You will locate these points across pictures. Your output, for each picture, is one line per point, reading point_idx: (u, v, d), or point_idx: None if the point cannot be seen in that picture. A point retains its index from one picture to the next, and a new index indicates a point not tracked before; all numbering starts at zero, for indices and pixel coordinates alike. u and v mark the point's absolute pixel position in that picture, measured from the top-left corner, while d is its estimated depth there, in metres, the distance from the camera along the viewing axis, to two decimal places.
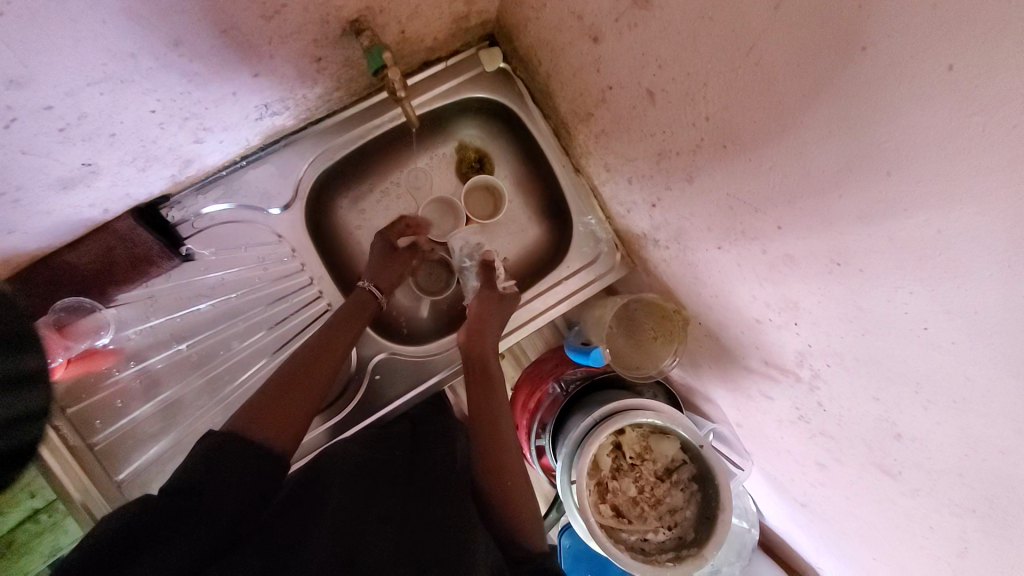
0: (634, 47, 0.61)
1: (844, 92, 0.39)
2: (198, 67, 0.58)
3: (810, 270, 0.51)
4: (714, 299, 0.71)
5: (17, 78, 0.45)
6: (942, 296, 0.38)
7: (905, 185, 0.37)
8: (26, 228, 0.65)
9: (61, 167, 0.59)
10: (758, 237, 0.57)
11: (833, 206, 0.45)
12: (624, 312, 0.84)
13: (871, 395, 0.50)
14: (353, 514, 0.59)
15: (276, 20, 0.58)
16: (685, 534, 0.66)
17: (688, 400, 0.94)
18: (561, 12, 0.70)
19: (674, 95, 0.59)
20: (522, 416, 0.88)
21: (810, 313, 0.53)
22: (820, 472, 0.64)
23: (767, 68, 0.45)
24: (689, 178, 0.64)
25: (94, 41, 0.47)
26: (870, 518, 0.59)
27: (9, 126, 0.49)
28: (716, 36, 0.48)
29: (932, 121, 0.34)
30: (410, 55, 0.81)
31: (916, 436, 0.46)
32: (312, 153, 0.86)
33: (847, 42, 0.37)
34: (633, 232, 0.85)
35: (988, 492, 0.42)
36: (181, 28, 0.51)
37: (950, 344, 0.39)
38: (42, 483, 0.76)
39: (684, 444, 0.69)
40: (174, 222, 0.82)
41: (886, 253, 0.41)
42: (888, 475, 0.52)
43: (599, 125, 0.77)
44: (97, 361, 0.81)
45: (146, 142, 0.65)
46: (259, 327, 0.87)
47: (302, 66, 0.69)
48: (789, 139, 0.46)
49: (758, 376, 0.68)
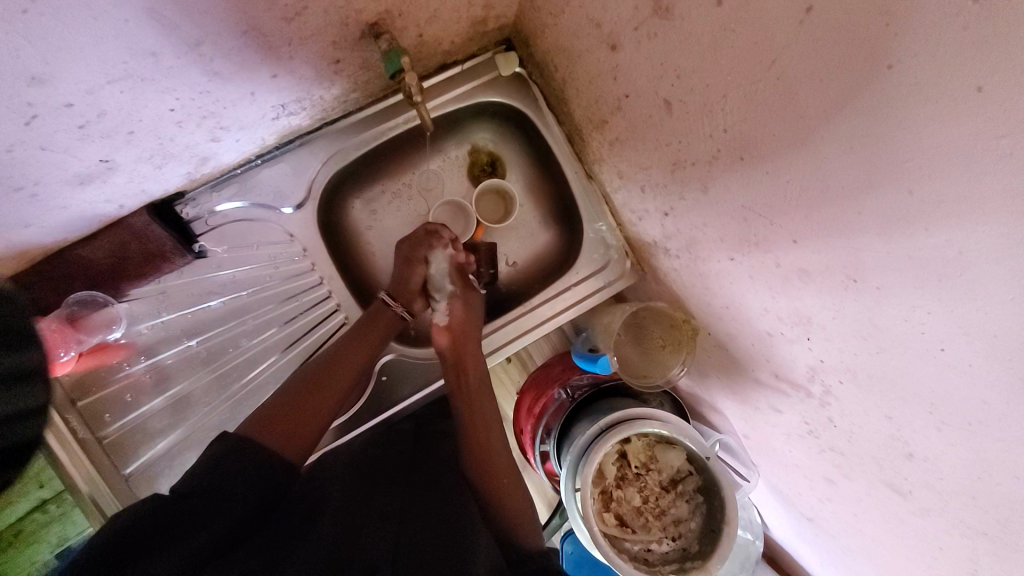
0: (652, 56, 0.60)
1: (868, 111, 0.38)
2: (218, 66, 0.58)
3: (825, 286, 0.50)
4: (725, 310, 0.71)
5: (39, 75, 0.45)
6: (959, 317, 0.38)
7: (927, 205, 0.37)
8: (42, 222, 0.66)
9: (78, 163, 0.60)
10: (772, 250, 0.56)
11: (852, 223, 0.44)
12: (633, 320, 0.84)
13: (883, 413, 0.49)
14: (356, 514, 0.60)
15: (297, 21, 0.59)
16: (689, 545, 0.66)
17: (694, 409, 0.93)
18: (580, 20, 0.70)
19: (691, 106, 0.58)
20: (527, 421, 0.87)
21: (823, 329, 0.53)
22: (828, 488, 0.63)
23: (789, 83, 0.44)
24: (703, 188, 0.64)
25: (115, 40, 0.47)
26: (878, 536, 0.58)
27: (30, 122, 0.50)
28: (737, 48, 0.48)
29: (958, 143, 0.34)
30: (426, 58, 0.81)
31: (928, 456, 0.46)
32: (325, 153, 0.86)
33: (873, 61, 0.36)
34: (644, 240, 0.85)
35: (1001, 516, 0.41)
36: (202, 28, 0.52)
37: (967, 366, 0.39)
38: (52, 473, 0.77)
39: (690, 455, 0.69)
40: (188, 219, 0.83)
41: (905, 273, 0.41)
42: (897, 493, 0.51)
43: (614, 132, 0.77)
44: (107, 355, 0.82)
45: (163, 140, 0.65)
46: (269, 325, 0.88)
47: (320, 67, 0.69)
48: (810, 156, 0.46)
49: (768, 388, 0.67)
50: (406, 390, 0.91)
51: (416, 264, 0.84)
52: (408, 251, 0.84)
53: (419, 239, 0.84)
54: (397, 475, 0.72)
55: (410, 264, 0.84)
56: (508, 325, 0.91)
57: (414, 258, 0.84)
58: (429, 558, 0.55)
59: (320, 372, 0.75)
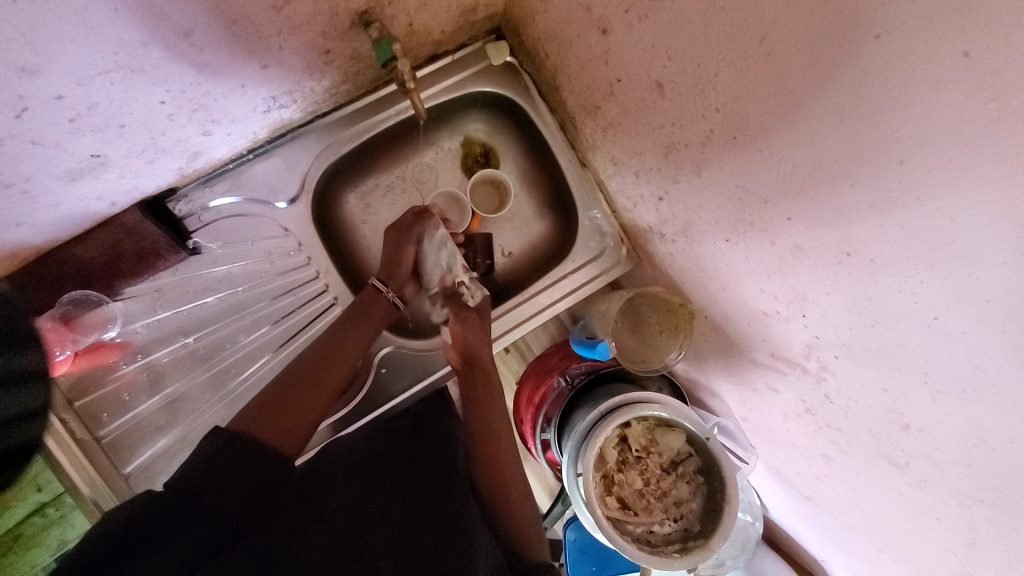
0: (644, 38, 0.61)
1: (856, 82, 0.39)
2: (209, 56, 0.58)
3: (819, 262, 0.51)
4: (721, 292, 0.72)
5: (30, 65, 0.45)
6: (951, 285, 0.39)
7: (920, 172, 0.37)
8: (34, 220, 0.66)
9: (70, 158, 0.59)
10: (767, 229, 0.57)
11: (845, 198, 0.45)
12: (630, 306, 0.85)
13: (879, 385, 0.50)
14: (355, 512, 0.59)
15: (286, 10, 0.58)
16: (691, 526, 0.66)
17: (692, 394, 0.94)
18: (569, 4, 0.70)
19: (683, 86, 0.59)
20: (527, 410, 0.88)
21: (818, 305, 0.54)
22: (826, 465, 0.64)
23: (780, 59, 0.45)
24: (697, 170, 0.64)
25: (105, 29, 0.47)
26: (876, 509, 0.59)
27: (21, 115, 0.49)
28: (727, 26, 0.48)
29: (945, 109, 0.34)
30: (416, 48, 0.81)
31: (925, 427, 0.47)
32: (317, 146, 0.86)
33: (861, 32, 0.37)
34: (639, 226, 0.86)
35: (998, 482, 0.42)
36: (193, 17, 0.52)
37: (959, 333, 0.40)
38: (51, 476, 0.76)
39: (690, 436, 0.69)
40: (181, 215, 0.83)
41: (897, 245, 0.41)
42: (894, 466, 0.52)
43: (606, 118, 0.78)
44: (102, 355, 0.81)
45: (155, 134, 0.65)
46: (266, 321, 0.87)
47: (311, 58, 0.69)
48: (801, 132, 0.46)
49: (765, 369, 0.68)
50: (406, 382, 0.91)
51: (406, 246, 0.83)
52: (397, 234, 0.83)
53: (409, 221, 0.84)
54: (396, 472, 0.70)
55: (400, 247, 0.83)
56: (507, 314, 0.91)
57: (404, 240, 0.83)
58: (432, 555, 0.55)
59: (319, 369, 0.74)
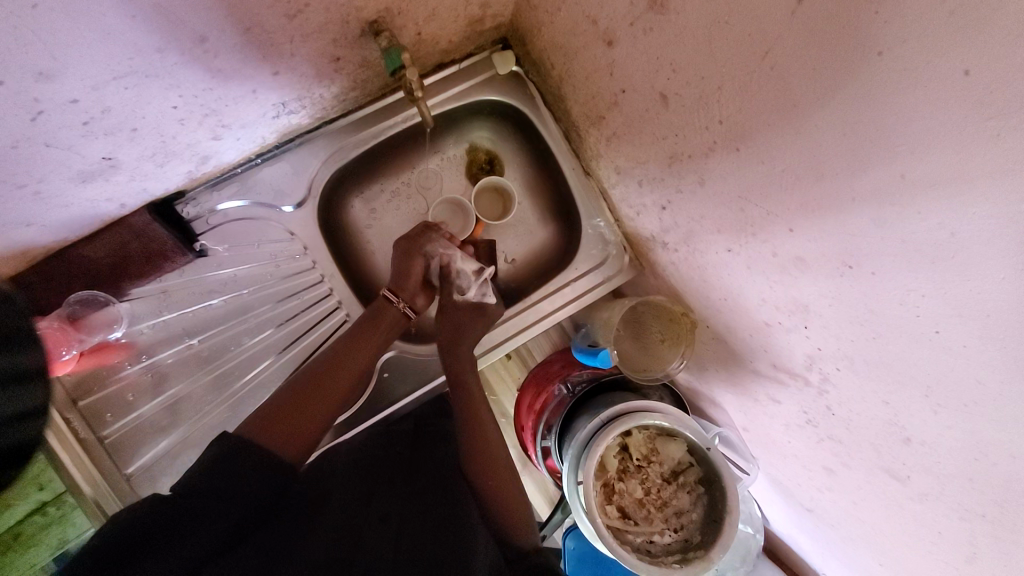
0: (649, 49, 0.61)
1: (858, 98, 0.40)
2: (221, 63, 0.59)
3: (821, 274, 0.51)
4: (723, 302, 0.72)
5: (47, 70, 0.46)
6: (952, 300, 0.39)
7: (920, 188, 0.38)
8: (44, 221, 0.66)
9: (82, 160, 0.60)
10: (769, 240, 0.57)
11: (847, 211, 0.45)
12: (632, 315, 0.85)
13: (880, 398, 0.50)
14: (354, 516, 0.59)
15: (298, 18, 0.59)
16: (691, 536, 0.66)
17: (693, 404, 0.94)
18: (576, 16, 0.71)
19: (687, 98, 0.59)
20: (529, 417, 0.88)
21: (821, 317, 0.54)
22: (827, 477, 0.64)
23: (783, 74, 0.45)
24: (700, 181, 0.65)
25: (121, 36, 0.48)
26: (877, 523, 0.58)
27: (36, 118, 0.50)
28: (732, 40, 0.49)
29: (944, 126, 0.35)
30: (424, 56, 0.82)
31: (926, 440, 0.47)
32: (324, 152, 0.87)
33: (864, 49, 0.38)
34: (642, 235, 0.86)
35: (999, 498, 0.42)
36: (207, 24, 0.53)
37: (960, 347, 0.40)
38: (53, 476, 0.76)
39: (691, 447, 0.69)
40: (188, 218, 0.83)
41: (898, 259, 0.42)
42: (896, 479, 0.52)
43: (611, 128, 0.78)
44: (108, 355, 0.82)
45: (165, 138, 0.66)
46: (270, 323, 0.88)
47: (320, 65, 0.70)
48: (805, 144, 0.47)
49: (766, 380, 0.68)
50: (407, 386, 0.91)
51: (414, 255, 0.84)
52: (406, 245, 0.85)
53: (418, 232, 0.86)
54: (397, 477, 0.71)
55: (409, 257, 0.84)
56: (510, 320, 0.92)
57: (413, 252, 0.84)
58: (431, 559, 0.55)
59: (320, 373, 0.75)
